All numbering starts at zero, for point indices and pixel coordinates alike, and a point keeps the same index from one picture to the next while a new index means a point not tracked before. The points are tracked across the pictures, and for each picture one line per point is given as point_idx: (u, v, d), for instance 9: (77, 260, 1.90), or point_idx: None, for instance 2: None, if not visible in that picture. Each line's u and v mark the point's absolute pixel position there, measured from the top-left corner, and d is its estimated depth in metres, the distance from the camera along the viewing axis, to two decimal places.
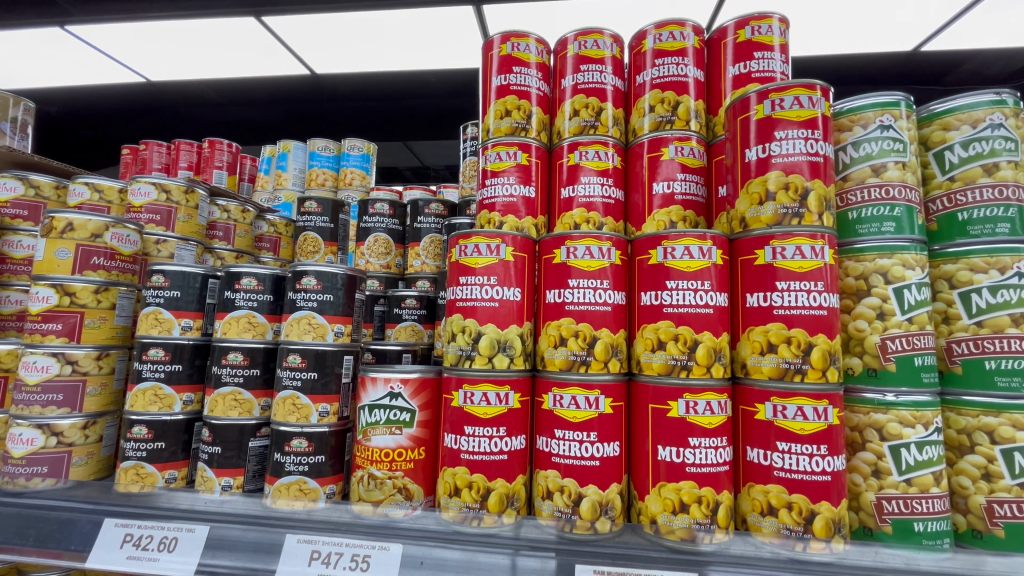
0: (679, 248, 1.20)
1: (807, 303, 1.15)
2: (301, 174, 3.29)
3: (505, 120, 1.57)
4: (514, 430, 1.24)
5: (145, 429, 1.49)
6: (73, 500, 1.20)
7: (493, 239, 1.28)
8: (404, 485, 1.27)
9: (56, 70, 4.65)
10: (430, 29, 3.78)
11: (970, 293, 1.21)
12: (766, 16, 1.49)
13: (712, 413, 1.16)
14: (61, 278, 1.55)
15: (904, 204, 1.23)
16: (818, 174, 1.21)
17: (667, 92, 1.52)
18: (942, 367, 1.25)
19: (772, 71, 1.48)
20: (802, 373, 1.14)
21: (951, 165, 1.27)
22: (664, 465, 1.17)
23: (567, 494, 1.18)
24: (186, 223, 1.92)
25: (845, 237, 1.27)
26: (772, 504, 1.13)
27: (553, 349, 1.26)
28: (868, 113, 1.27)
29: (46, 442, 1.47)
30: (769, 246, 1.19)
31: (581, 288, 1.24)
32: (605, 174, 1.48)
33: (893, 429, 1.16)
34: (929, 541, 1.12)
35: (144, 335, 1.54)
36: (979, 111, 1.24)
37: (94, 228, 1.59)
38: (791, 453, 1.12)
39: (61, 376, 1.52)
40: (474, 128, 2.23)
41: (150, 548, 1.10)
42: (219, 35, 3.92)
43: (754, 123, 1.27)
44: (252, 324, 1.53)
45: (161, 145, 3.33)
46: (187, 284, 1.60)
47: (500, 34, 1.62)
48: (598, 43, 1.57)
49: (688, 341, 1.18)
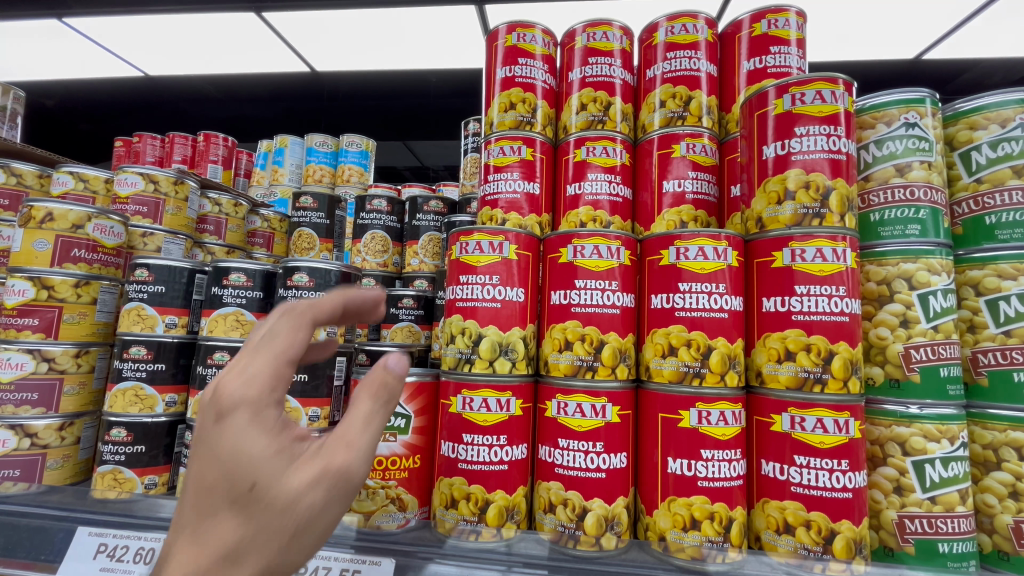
0: (692, 249, 1.14)
1: (828, 309, 1.09)
2: (298, 169, 3.17)
3: (510, 113, 1.50)
4: (515, 438, 1.17)
5: (124, 432, 1.41)
6: (44, 506, 1.13)
7: (496, 236, 1.21)
8: (397, 495, 1.19)
9: (51, 61, 4.55)
10: (431, 26, 3.71)
11: (998, 301, 1.15)
12: (782, 9, 1.43)
13: (725, 424, 1.10)
14: (39, 270, 1.48)
15: (929, 206, 1.16)
16: (840, 173, 1.15)
17: (679, 86, 1.45)
18: (967, 378, 1.19)
19: (788, 66, 1.42)
20: (822, 383, 1.08)
21: (978, 166, 1.21)
22: (674, 478, 1.10)
23: (571, 508, 1.11)
24: (174, 216, 1.85)
25: (866, 240, 1.21)
26: (789, 522, 1.06)
27: (558, 353, 1.19)
28: (892, 110, 1.21)
29: (19, 445, 1.40)
30: (787, 247, 1.13)
31: (588, 289, 1.17)
32: (612, 171, 1.42)
33: (916, 444, 1.10)
34: (954, 564, 1.05)
35: (125, 333, 1.46)
36: (1009, 110, 1.18)
37: (75, 218, 1.52)
38: (809, 468, 1.05)
39: (36, 374, 1.45)
40: (475, 125, 2.17)
41: (126, 559, 1.03)
42: (217, 28, 3.83)
43: (772, 118, 1.21)
44: (240, 322, 1.46)
45: (155, 137, 3.26)
46: (173, 279, 1.52)
47: (506, 24, 1.55)
48: (607, 35, 1.50)
49: (700, 347, 1.12)
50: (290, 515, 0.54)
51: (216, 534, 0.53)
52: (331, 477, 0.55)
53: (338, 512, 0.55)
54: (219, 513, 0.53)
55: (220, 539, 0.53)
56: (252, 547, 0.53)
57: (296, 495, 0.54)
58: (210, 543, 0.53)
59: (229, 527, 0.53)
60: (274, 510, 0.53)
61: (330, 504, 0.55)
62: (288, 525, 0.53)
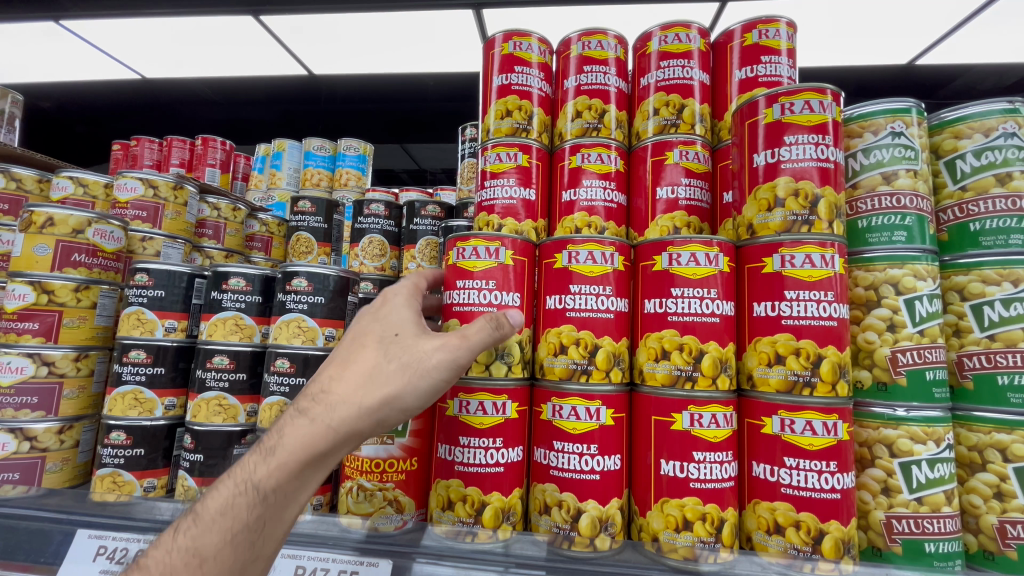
0: (684, 255, 1.16)
1: (817, 314, 1.11)
2: (296, 173, 3.19)
3: (506, 120, 1.53)
4: (511, 441, 1.18)
5: (123, 435, 1.42)
6: (45, 509, 1.14)
7: (492, 242, 1.23)
8: (395, 497, 1.22)
9: (47, 63, 4.55)
10: (429, 30, 3.74)
11: (982, 306, 1.18)
12: (773, 20, 1.46)
13: (717, 426, 1.12)
14: (40, 275, 1.49)
15: (915, 213, 1.19)
16: (828, 181, 1.18)
17: (672, 95, 1.48)
18: (953, 381, 1.22)
19: (779, 75, 1.44)
20: (811, 387, 1.10)
21: (963, 174, 1.24)
22: (667, 479, 1.12)
23: (566, 509, 1.13)
24: (173, 220, 1.86)
25: (854, 246, 1.23)
26: (779, 522, 1.09)
27: (553, 357, 1.20)
28: (879, 119, 1.24)
29: (18, 448, 1.41)
30: (777, 253, 1.15)
31: (582, 294, 1.19)
32: (607, 177, 1.44)
33: (903, 445, 1.12)
34: (940, 563, 1.08)
35: (125, 337, 1.47)
36: (992, 120, 1.21)
37: (76, 223, 1.53)
38: (799, 469, 1.08)
39: (36, 378, 1.46)
40: (473, 130, 2.19)
41: (126, 562, 1.04)
42: (216, 32, 3.84)
43: (762, 127, 1.24)
44: (239, 326, 1.47)
45: (153, 141, 3.28)
46: (172, 283, 1.54)
47: (502, 33, 1.57)
48: (602, 44, 1.53)
49: (692, 351, 1.14)
50: (421, 359, 0.92)
51: (369, 356, 0.92)
52: (449, 347, 0.94)
53: (447, 370, 0.93)
54: (372, 346, 0.94)
55: (373, 360, 0.92)
56: (388, 370, 0.90)
57: (426, 350, 0.93)
58: (363, 362, 0.91)
59: (377, 355, 0.92)
60: (408, 353, 0.93)
61: (442, 366, 0.93)
62: (414, 363, 0.92)
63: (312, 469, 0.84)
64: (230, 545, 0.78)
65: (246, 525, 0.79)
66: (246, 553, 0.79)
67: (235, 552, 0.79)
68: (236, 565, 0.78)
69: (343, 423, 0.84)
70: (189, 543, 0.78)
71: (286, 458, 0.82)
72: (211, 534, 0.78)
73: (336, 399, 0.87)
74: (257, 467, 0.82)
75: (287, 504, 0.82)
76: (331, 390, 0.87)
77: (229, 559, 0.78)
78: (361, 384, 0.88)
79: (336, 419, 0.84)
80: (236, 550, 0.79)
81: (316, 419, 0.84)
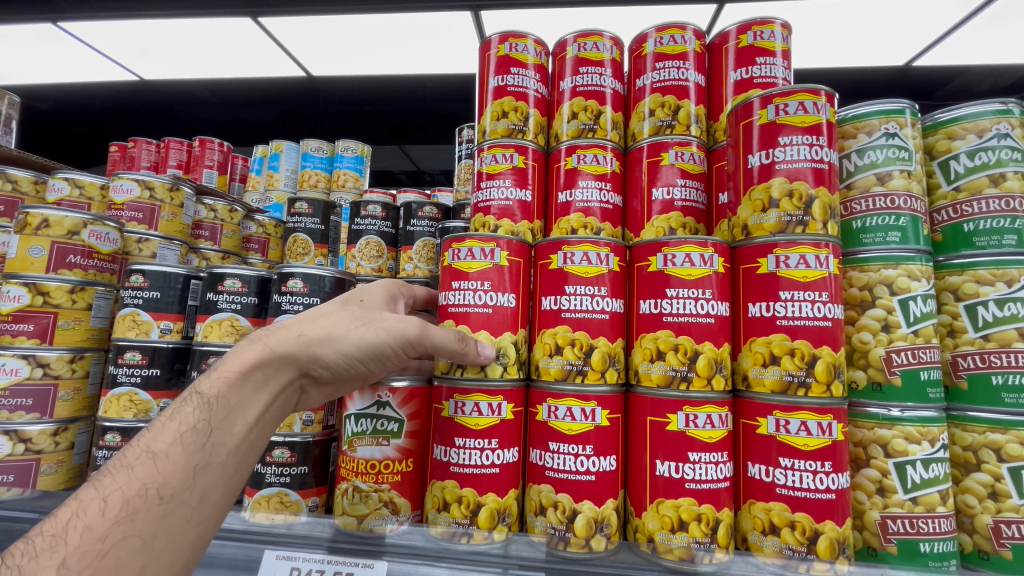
0: (679, 255, 1.16)
1: (811, 314, 1.11)
2: (293, 175, 3.19)
3: (502, 121, 1.53)
4: (506, 442, 1.18)
5: (118, 436, 1.43)
6: (39, 512, 1.13)
7: (487, 243, 1.23)
8: (390, 499, 1.21)
9: (45, 65, 4.55)
10: (427, 31, 3.74)
11: (976, 306, 1.19)
12: (768, 21, 1.46)
13: (712, 427, 1.12)
14: (35, 276, 1.49)
15: (910, 214, 1.20)
16: (822, 182, 1.18)
17: (668, 96, 1.48)
18: (947, 381, 1.22)
19: (774, 77, 1.45)
20: (806, 387, 1.10)
21: (956, 175, 1.24)
22: (662, 480, 1.12)
23: (561, 510, 1.13)
24: (170, 222, 1.86)
25: (849, 246, 1.24)
26: (774, 523, 1.09)
27: (548, 358, 1.20)
28: (874, 120, 1.24)
29: (13, 450, 1.41)
30: (772, 254, 1.15)
31: (577, 295, 1.20)
32: (603, 178, 1.44)
33: (898, 445, 1.12)
34: (935, 563, 1.08)
35: (121, 338, 1.48)
36: (985, 121, 1.22)
37: (71, 225, 1.53)
38: (794, 470, 1.08)
39: (31, 380, 1.46)
40: (469, 131, 2.19)
41: None
42: (214, 34, 3.85)
43: (757, 128, 1.24)
44: (235, 327, 1.47)
45: (150, 142, 3.28)
46: (168, 285, 1.54)
47: (498, 34, 1.57)
48: (598, 45, 1.53)
49: (688, 352, 1.14)
50: (367, 320, 1.10)
51: (321, 311, 1.09)
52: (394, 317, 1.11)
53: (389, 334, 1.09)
54: (328, 308, 1.11)
55: (325, 314, 1.08)
56: (335, 319, 1.07)
57: (374, 317, 1.11)
58: (315, 314, 1.08)
59: (328, 310, 1.10)
60: (357, 315, 1.10)
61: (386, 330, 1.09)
62: (360, 319, 1.09)
63: (256, 382, 0.94)
64: (180, 444, 0.82)
65: (194, 427, 0.84)
66: (193, 459, 0.82)
67: (185, 455, 0.82)
68: (184, 466, 0.81)
69: (286, 340, 0.99)
70: (141, 448, 0.82)
71: (230, 368, 0.92)
72: (163, 435, 0.83)
73: (283, 332, 1.01)
74: (206, 381, 0.92)
75: (235, 409, 0.89)
76: (280, 325, 1.03)
77: (180, 457, 0.81)
78: (307, 325, 1.04)
79: (279, 343, 0.98)
80: (186, 450, 0.83)
81: (264, 344, 0.98)
